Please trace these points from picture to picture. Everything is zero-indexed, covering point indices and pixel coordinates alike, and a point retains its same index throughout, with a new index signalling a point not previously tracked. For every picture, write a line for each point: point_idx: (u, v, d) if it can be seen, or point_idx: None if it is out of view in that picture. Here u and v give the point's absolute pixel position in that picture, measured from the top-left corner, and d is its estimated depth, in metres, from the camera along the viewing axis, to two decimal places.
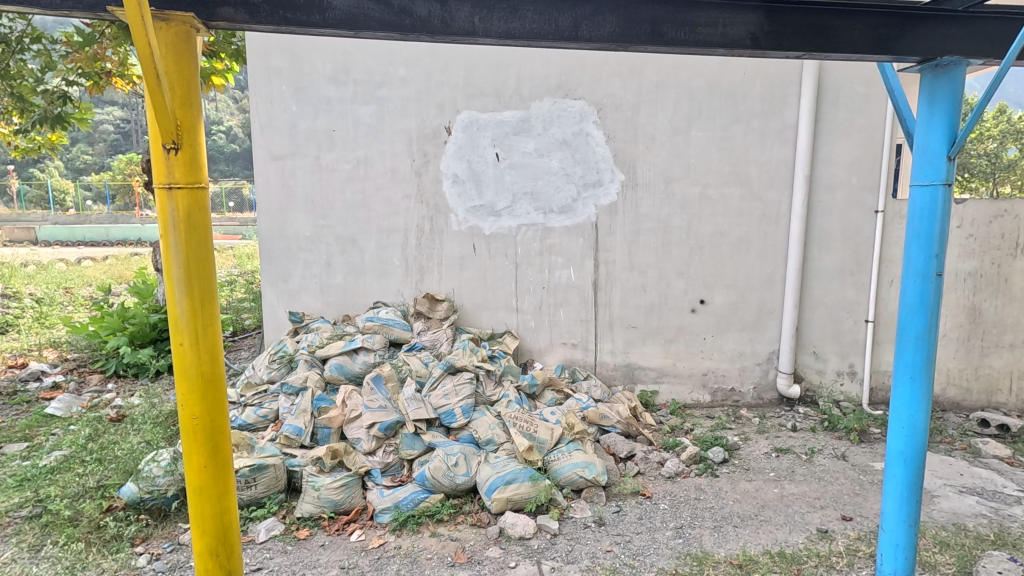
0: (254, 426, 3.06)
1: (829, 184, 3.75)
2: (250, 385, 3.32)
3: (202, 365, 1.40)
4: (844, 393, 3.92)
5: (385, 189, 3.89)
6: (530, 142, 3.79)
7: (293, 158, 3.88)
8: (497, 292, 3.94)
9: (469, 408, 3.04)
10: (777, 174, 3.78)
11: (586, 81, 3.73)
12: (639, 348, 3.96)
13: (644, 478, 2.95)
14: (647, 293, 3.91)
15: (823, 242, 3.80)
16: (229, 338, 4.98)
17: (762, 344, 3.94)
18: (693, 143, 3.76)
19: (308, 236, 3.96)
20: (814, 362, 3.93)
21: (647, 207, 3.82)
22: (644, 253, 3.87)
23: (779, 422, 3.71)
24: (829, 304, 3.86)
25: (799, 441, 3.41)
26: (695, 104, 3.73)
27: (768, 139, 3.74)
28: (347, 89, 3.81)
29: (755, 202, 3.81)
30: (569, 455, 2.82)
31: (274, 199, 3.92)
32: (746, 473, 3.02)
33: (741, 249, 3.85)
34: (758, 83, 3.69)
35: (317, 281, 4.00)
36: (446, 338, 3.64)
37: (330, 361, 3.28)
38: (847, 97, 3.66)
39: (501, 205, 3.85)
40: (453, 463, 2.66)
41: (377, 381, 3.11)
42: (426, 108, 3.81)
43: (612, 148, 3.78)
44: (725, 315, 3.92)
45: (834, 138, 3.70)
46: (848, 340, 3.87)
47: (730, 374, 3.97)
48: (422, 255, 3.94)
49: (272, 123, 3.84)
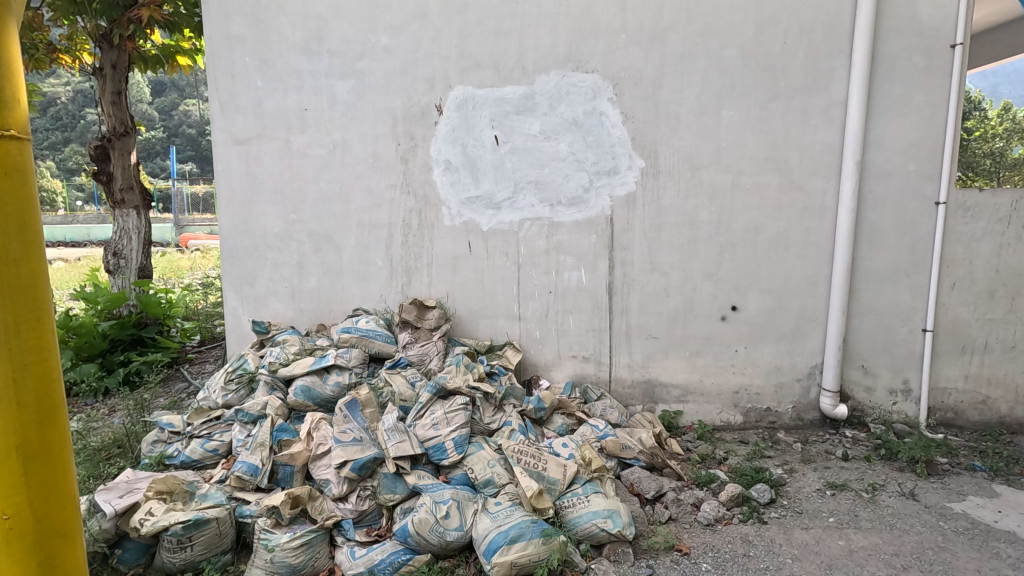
0: (200, 463, 2.49)
1: (881, 171, 3.22)
2: (200, 411, 2.71)
3: (23, 430, 0.85)
4: (898, 414, 3.38)
5: (366, 177, 3.35)
6: (534, 123, 3.26)
7: (258, 142, 3.37)
8: (496, 297, 3.41)
9: (463, 440, 2.50)
10: (822, 160, 3.23)
11: (600, 50, 3.19)
12: (660, 361, 3.42)
13: (678, 526, 2.42)
14: (670, 298, 3.37)
15: (874, 239, 3.27)
16: (195, 348, 4.41)
17: (803, 357, 3.39)
18: (725, 124, 3.22)
19: (276, 232, 3.43)
20: (862, 378, 3.40)
21: (671, 199, 3.29)
22: (667, 251, 3.33)
23: (825, 449, 3.19)
24: (880, 310, 3.33)
25: (855, 475, 2.88)
26: (727, 77, 3.18)
27: (812, 118, 3.19)
28: (322, 61, 3.28)
29: (796, 192, 3.26)
30: (587, 500, 2.28)
31: (238, 190, 3.42)
32: (800, 519, 2.49)
33: (780, 247, 3.30)
34: (801, 52, 3.14)
35: (288, 284, 3.47)
36: (436, 352, 3.10)
37: (295, 382, 2.72)
38: (904, 70, 3.14)
39: (501, 196, 3.31)
40: (443, 515, 2.12)
41: (352, 407, 2.54)
42: (412, 83, 3.27)
43: (629, 128, 3.24)
44: (760, 324, 3.38)
45: (889, 118, 3.18)
46: (902, 352, 3.35)
47: (765, 392, 3.43)
48: (410, 254, 3.40)
49: (234, 101, 3.34)
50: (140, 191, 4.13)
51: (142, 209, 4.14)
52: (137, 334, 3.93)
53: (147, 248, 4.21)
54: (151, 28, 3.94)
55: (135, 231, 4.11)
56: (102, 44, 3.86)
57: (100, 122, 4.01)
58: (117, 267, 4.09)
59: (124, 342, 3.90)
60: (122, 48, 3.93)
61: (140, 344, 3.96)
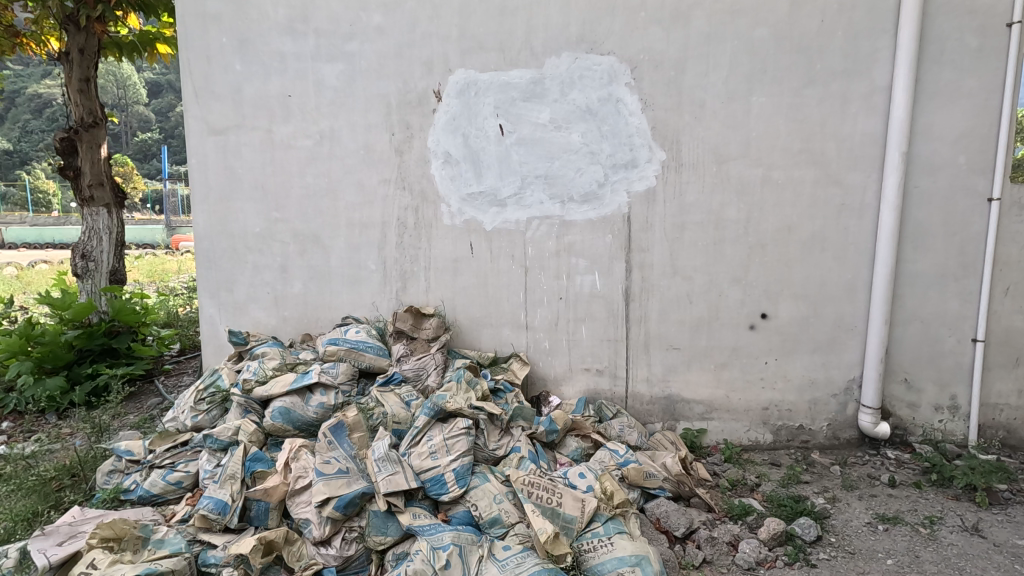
0: (162, 497, 2.16)
1: (928, 164, 2.89)
2: (165, 436, 2.38)
3: None
4: (944, 433, 3.06)
5: (357, 171, 3.03)
6: (543, 111, 2.94)
7: (237, 132, 3.04)
8: (500, 304, 3.09)
9: (465, 471, 2.17)
10: (862, 152, 2.90)
11: (617, 31, 2.87)
12: (681, 375, 3.10)
13: (713, 572, 2.10)
14: (694, 305, 3.05)
15: (920, 240, 2.95)
16: (173, 358, 4.07)
17: (839, 370, 3.06)
18: (755, 112, 2.90)
19: (258, 232, 3.10)
20: (905, 394, 3.08)
21: (694, 195, 2.96)
22: (690, 253, 3.01)
23: (868, 473, 2.86)
24: (926, 318, 3.01)
25: (906, 505, 2.55)
26: (757, 60, 2.86)
27: (852, 106, 2.87)
28: (308, 42, 2.95)
29: (833, 187, 2.93)
30: (611, 545, 1.95)
31: (214, 185, 3.08)
32: (854, 562, 2.17)
33: (815, 248, 2.98)
34: (841, 32, 2.81)
35: (270, 290, 3.15)
36: (435, 366, 2.77)
37: (274, 403, 2.36)
38: (954, 51, 2.81)
39: (507, 193, 2.99)
40: (442, 565, 1.81)
41: (337, 432, 2.22)
42: (408, 67, 2.95)
43: (649, 117, 2.92)
44: (793, 333, 3.05)
45: (936, 106, 2.85)
46: (949, 364, 3.02)
47: (798, 409, 3.10)
48: (405, 257, 3.08)
49: (210, 87, 3.01)
50: (111, 187, 3.79)
51: (114, 207, 3.80)
52: (108, 344, 3.57)
53: (119, 250, 3.86)
54: (122, 8, 3.62)
55: (105, 231, 3.75)
56: (68, 26, 3.53)
57: (67, 113, 3.67)
58: (85, 271, 3.73)
59: (93, 353, 3.54)
60: (90, 31, 3.59)
61: (111, 355, 3.61)
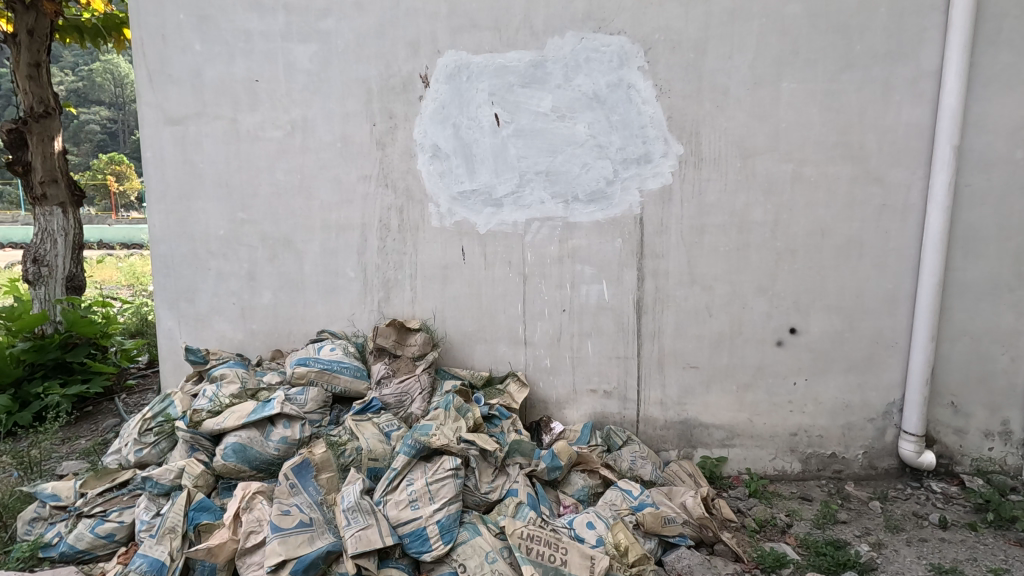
0: (89, 554, 1.84)
1: (982, 160, 2.54)
2: (101, 476, 2.04)
3: None
4: (995, 463, 2.71)
5: (333, 167, 2.68)
6: (545, 98, 2.59)
7: (197, 122, 2.69)
8: (495, 317, 2.74)
9: (452, 523, 1.82)
10: (907, 145, 2.55)
11: (628, 6, 2.52)
12: (699, 397, 2.76)
13: None
14: (713, 319, 2.70)
15: (971, 245, 2.60)
16: (139, 373, 3.71)
17: (877, 393, 2.72)
18: (785, 100, 2.55)
19: (222, 235, 2.75)
20: (952, 419, 2.73)
21: (715, 194, 2.62)
22: (709, 260, 2.66)
23: (913, 510, 2.52)
24: (976, 334, 2.65)
25: (963, 553, 2.22)
26: (788, 41, 2.51)
27: (895, 93, 2.52)
28: (277, 19, 2.60)
29: (874, 186, 2.59)
30: None
31: (172, 182, 2.73)
32: None
33: (852, 255, 2.63)
34: (884, 9, 2.46)
35: (237, 300, 2.80)
36: (420, 391, 2.41)
37: (227, 439, 2.01)
38: (1014, 30, 2.45)
39: (503, 191, 2.64)
40: None
41: (301, 473, 1.87)
42: (391, 48, 2.59)
43: (664, 105, 2.57)
44: (826, 351, 2.70)
45: (992, 93, 2.50)
46: (1002, 386, 2.67)
47: (830, 435, 2.76)
48: (388, 264, 2.73)
49: (166, 71, 2.66)
50: (66, 184, 3.44)
51: (70, 207, 3.45)
52: (62, 359, 3.22)
53: (76, 254, 3.50)
54: None
55: (60, 232, 3.40)
56: (15, 5, 3.19)
57: (16, 102, 3.32)
58: (38, 277, 3.38)
59: (44, 368, 3.18)
60: (40, 11, 3.24)
61: (64, 371, 3.25)
